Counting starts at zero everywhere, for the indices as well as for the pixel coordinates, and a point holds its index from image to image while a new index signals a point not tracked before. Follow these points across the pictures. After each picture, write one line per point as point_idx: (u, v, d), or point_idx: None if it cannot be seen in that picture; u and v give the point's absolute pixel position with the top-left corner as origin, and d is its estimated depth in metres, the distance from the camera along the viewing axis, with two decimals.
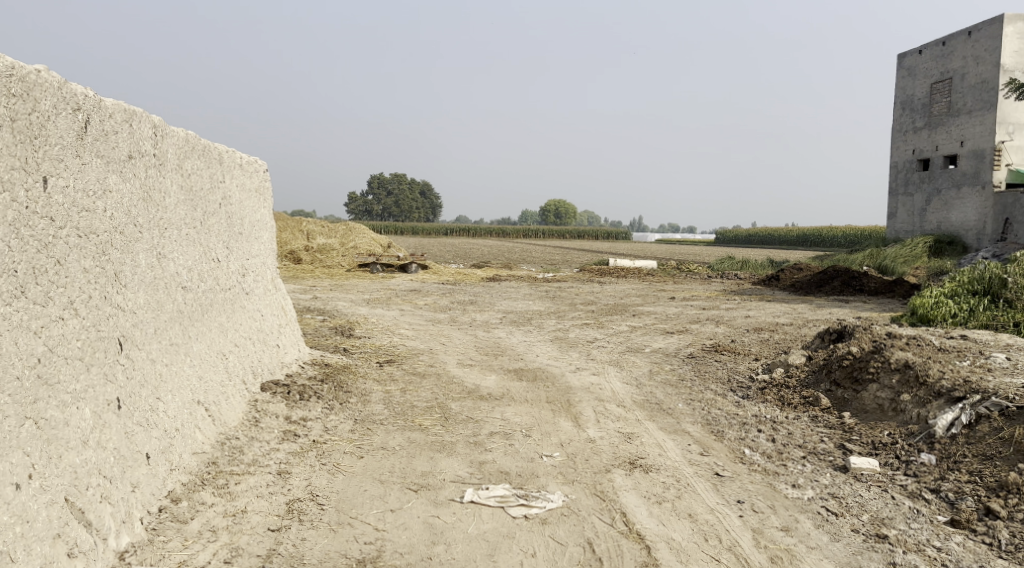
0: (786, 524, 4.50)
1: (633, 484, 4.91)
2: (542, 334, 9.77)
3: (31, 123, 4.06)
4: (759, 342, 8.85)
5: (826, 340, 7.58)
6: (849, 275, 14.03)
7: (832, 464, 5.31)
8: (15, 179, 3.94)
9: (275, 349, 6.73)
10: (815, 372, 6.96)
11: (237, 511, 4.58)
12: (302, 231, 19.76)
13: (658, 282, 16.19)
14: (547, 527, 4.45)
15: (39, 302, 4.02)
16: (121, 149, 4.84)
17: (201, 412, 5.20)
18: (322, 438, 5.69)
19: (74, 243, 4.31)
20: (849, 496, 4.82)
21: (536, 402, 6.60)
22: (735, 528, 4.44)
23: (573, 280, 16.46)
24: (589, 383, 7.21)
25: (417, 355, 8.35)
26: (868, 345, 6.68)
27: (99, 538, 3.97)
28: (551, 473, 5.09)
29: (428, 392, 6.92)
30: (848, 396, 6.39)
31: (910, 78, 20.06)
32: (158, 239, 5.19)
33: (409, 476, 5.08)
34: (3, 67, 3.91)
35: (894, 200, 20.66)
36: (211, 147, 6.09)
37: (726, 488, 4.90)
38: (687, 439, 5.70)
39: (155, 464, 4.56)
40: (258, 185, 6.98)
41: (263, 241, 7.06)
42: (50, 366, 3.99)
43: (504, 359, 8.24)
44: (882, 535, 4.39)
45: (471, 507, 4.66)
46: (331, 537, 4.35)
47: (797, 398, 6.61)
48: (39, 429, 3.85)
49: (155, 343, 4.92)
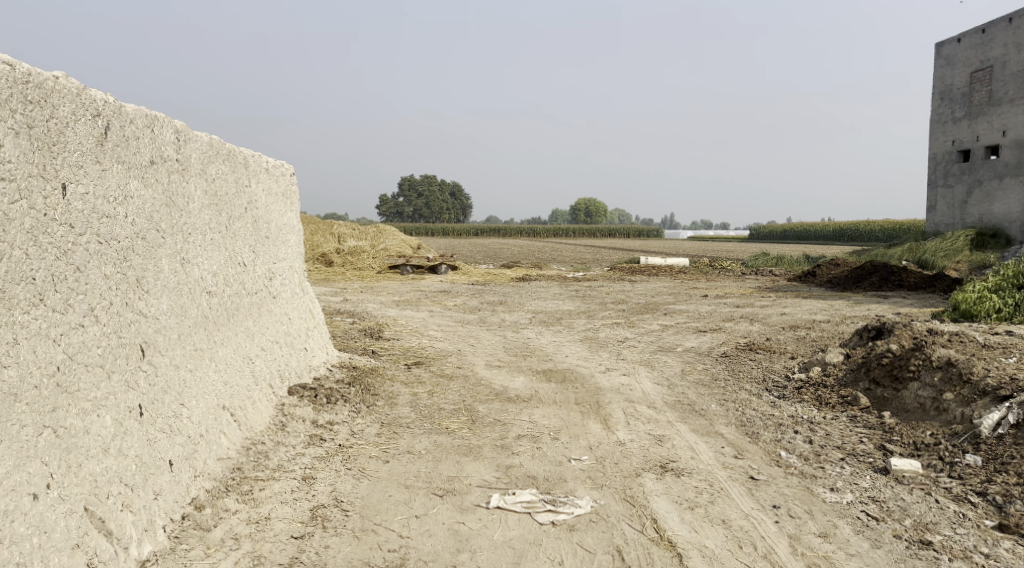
0: (824, 529, 4.32)
1: (665, 489, 4.77)
2: (571, 334, 9.64)
3: (49, 130, 4.02)
4: (795, 339, 8.65)
5: (864, 337, 7.34)
6: (888, 270, 13.72)
7: (872, 466, 5.12)
8: (32, 187, 3.90)
9: (303, 352, 6.68)
10: (853, 371, 6.73)
11: (260, 518, 4.51)
12: (333, 234, 19.79)
13: (690, 280, 15.98)
14: (575, 534, 4.32)
15: (59, 309, 3.97)
16: (143, 154, 4.80)
17: (226, 417, 5.15)
18: (349, 442, 5.62)
19: (94, 249, 4.26)
20: (890, 500, 4.63)
21: (565, 403, 6.47)
22: (771, 535, 4.27)
23: (604, 279, 16.20)
24: (620, 383, 7.06)
25: (446, 356, 8.27)
26: (908, 342, 6.45)
27: (120, 547, 3.92)
28: (580, 477, 4.95)
29: (456, 394, 6.83)
30: (888, 395, 6.17)
31: (949, 67, 19.56)
32: (182, 245, 5.15)
33: (434, 481, 4.98)
34: (20, 75, 3.87)
35: (932, 193, 20.19)
36: (236, 151, 6.04)
37: (761, 493, 4.72)
38: (720, 442, 5.53)
39: (179, 470, 4.50)
40: (284, 189, 6.93)
41: (290, 245, 7.01)
42: (69, 374, 3.95)
43: (533, 360, 8.12)
44: (926, 541, 4.19)
45: (497, 513, 4.55)
46: (355, 544, 4.26)
47: (835, 397, 6.41)
48: (58, 437, 3.80)
49: (179, 348, 4.87)
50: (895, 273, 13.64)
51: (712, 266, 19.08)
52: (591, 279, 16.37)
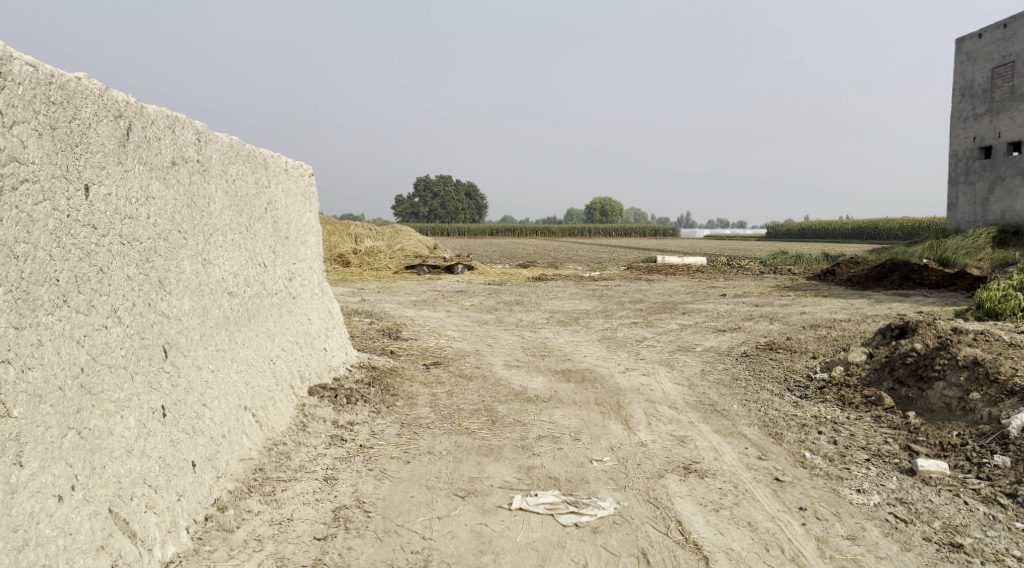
0: (852, 532, 4.27)
1: (689, 490, 4.73)
2: (590, 334, 9.60)
3: (72, 131, 4.03)
4: (816, 339, 8.58)
5: (887, 337, 7.26)
6: (909, 268, 13.60)
7: (899, 467, 5.06)
8: (55, 188, 3.91)
9: (323, 352, 6.67)
10: (876, 370, 6.66)
11: (283, 519, 4.50)
12: (349, 234, 19.83)
13: (708, 279, 15.89)
14: (599, 536, 4.28)
15: (83, 311, 3.97)
16: (164, 155, 4.80)
17: (248, 418, 5.14)
18: (369, 442, 5.62)
19: (116, 251, 4.27)
20: (918, 502, 4.57)
21: (585, 404, 6.44)
22: (798, 537, 4.22)
23: (621, 279, 16.14)
24: (640, 383, 7.02)
25: (464, 356, 8.26)
26: (932, 341, 6.36)
27: (144, 549, 3.92)
28: (602, 479, 4.92)
29: (475, 394, 6.80)
30: (913, 395, 6.10)
31: (970, 63, 19.36)
32: (203, 246, 5.15)
33: (456, 482, 4.96)
34: (43, 76, 3.88)
35: (953, 190, 20.01)
36: (256, 152, 6.04)
37: (786, 495, 4.67)
38: (743, 443, 5.48)
39: (202, 471, 4.50)
40: (303, 189, 6.93)
41: (309, 245, 7.01)
42: (93, 375, 3.95)
43: (552, 360, 8.10)
44: (956, 544, 4.13)
45: (520, 514, 4.52)
46: (377, 546, 4.25)
47: (858, 397, 6.34)
48: (82, 439, 3.79)
49: (201, 349, 4.87)
50: (915, 271, 13.52)
51: (729, 265, 18.97)
52: (608, 279, 16.31)
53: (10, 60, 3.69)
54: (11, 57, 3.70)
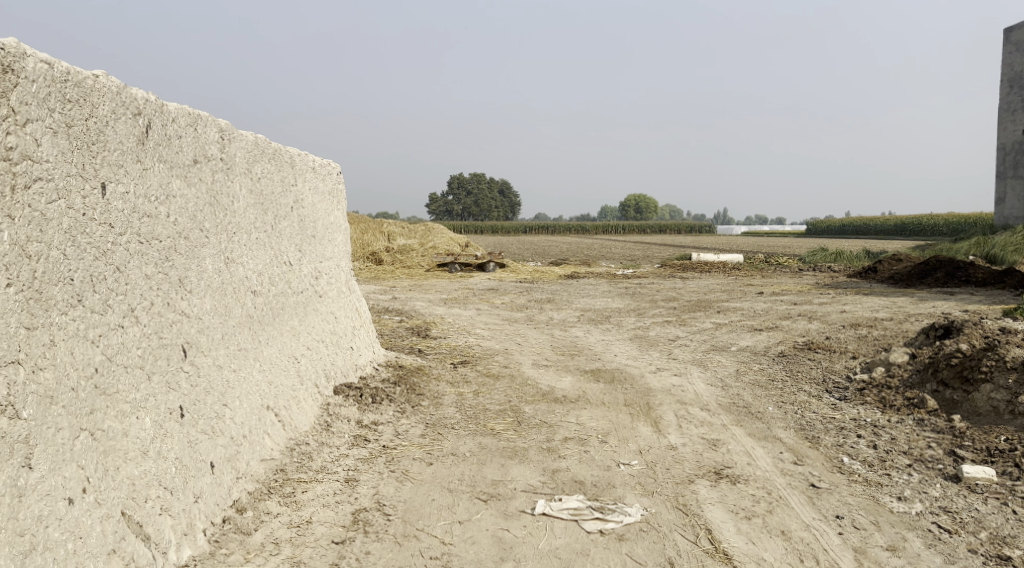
0: (893, 542, 4.06)
1: (719, 497, 4.54)
2: (621, 332, 9.40)
3: (88, 129, 3.96)
4: (856, 338, 8.30)
5: (931, 337, 6.98)
6: (954, 265, 13.18)
7: (942, 473, 4.82)
8: (70, 186, 3.83)
9: (349, 351, 6.58)
10: (919, 371, 6.39)
11: (302, 522, 4.41)
12: (382, 232, 19.86)
13: (745, 277, 15.57)
14: (625, 544, 4.12)
15: (98, 310, 3.90)
16: (186, 153, 4.74)
17: (270, 418, 5.06)
18: (393, 443, 5.51)
19: (135, 249, 4.20)
20: (963, 511, 4.34)
21: (614, 405, 6.27)
22: (835, 548, 4.02)
23: (655, 277, 15.90)
24: (671, 384, 6.82)
25: (493, 355, 8.13)
26: (979, 342, 6.09)
27: (158, 552, 3.83)
28: (629, 483, 4.76)
29: (502, 394, 6.66)
30: (958, 397, 5.83)
31: (1019, 53, 18.74)
32: (226, 244, 5.08)
33: (479, 485, 4.83)
34: (60, 72, 3.81)
35: (1001, 184, 19.41)
36: (283, 150, 5.96)
37: (823, 502, 4.47)
38: (779, 447, 5.27)
39: (221, 472, 4.42)
40: (331, 188, 6.85)
41: (337, 243, 6.93)
42: (109, 376, 3.88)
43: (581, 359, 7.94)
44: (1004, 557, 3.90)
45: (543, 520, 4.37)
46: (396, 551, 4.13)
47: (900, 399, 6.09)
48: (96, 440, 3.73)
49: (222, 349, 4.80)
50: (961, 269, 13.11)
51: (768, 262, 18.61)
52: (643, 277, 16.04)
53: (24, 57, 3.61)
54: (25, 54, 3.62)
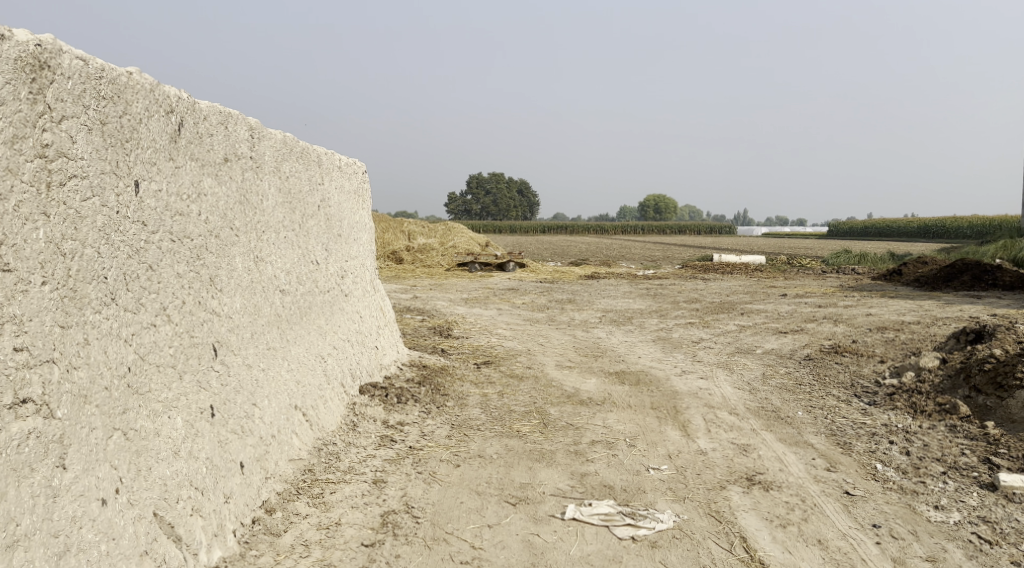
0: (933, 553, 3.99)
1: (753, 504, 4.48)
2: (644, 334, 9.33)
3: (122, 126, 3.94)
4: (884, 342, 8.19)
5: (962, 341, 6.87)
6: (982, 270, 13.00)
7: (978, 481, 4.74)
8: (105, 183, 3.82)
9: (374, 351, 6.55)
10: (950, 376, 6.30)
11: (331, 523, 4.38)
12: (403, 231, 19.94)
13: (766, 278, 15.44)
14: (658, 551, 4.07)
15: (131, 309, 3.89)
16: (217, 151, 4.72)
17: (298, 418, 5.05)
18: (419, 444, 5.47)
19: (167, 248, 4.19)
20: (1003, 521, 4.26)
21: (641, 408, 6.21)
22: (873, 558, 3.96)
23: (676, 278, 15.80)
24: (698, 387, 6.75)
25: (516, 355, 8.09)
26: (1013, 348, 5.99)
27: (190, 554, 3.81)
28: (660, 489, 4.70)
29: (527, 395, 6.62)
30: (991, 403, 5.74)
31: None
32: (255, 243, 5.07)
33: (507, 488, 4.79)
34: (94, 69, 3.79)
35: None
36: (311, 149, 5.94)
37: (858, 510, 4.41)
38: (811, 453, 5.20)
39: (250, 472, 4.41)
40: (356, 187, 6.83)
41: (363, 242, 6.91)
42: (141, 375, 3.87)
43: (605, 361, 7.89)
44: None
45: (574, 525, 4.33)
46: (427, 555, 4.10)
47: (931, 404, 6.00)
48: (128, 440, 3.72)
49: (252, 348, 4.79)
50: (989, 272, 12.92)
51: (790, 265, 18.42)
52: (664, 278, 15.92)
53: (60, 54, 3.60)
54: (61, 51, 3.61)
